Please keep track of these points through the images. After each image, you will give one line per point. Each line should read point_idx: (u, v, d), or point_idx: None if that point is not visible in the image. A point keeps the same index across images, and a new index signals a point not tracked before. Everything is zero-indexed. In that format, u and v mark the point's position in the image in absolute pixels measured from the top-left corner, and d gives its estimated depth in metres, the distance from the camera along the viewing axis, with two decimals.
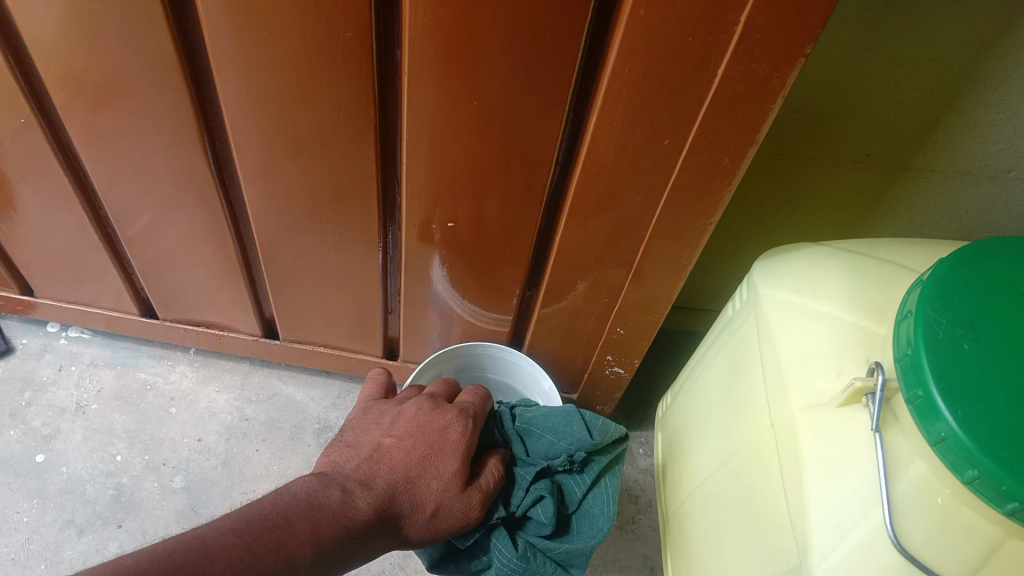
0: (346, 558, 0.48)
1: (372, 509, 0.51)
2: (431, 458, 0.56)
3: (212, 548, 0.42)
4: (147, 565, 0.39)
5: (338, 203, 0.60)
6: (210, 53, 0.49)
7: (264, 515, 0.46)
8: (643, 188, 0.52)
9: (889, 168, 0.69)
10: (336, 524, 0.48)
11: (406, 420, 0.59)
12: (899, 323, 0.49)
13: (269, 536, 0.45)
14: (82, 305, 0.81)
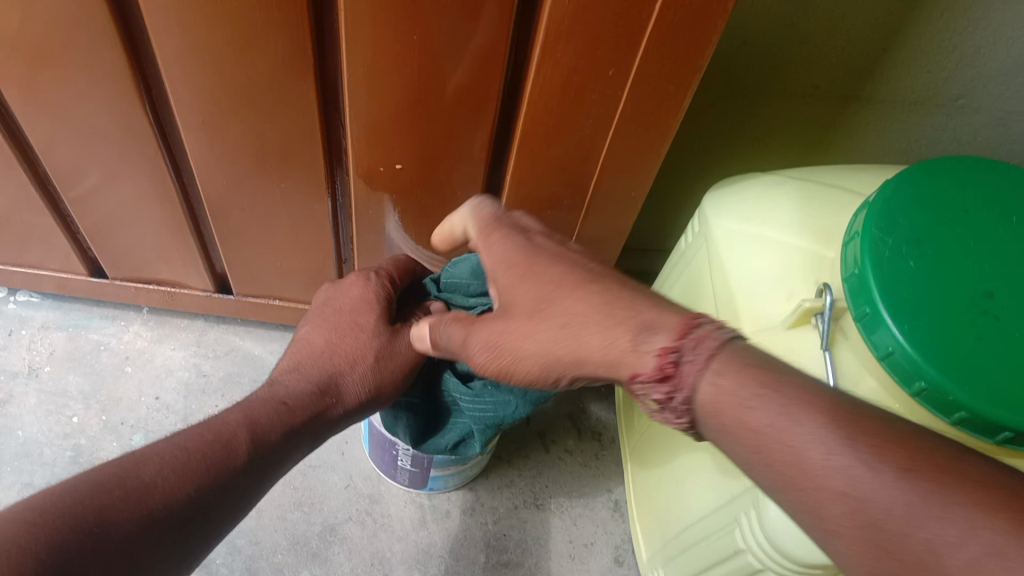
0: (291, 429, 0.53)
1: (304, 386, 0.56)
2: (345, 335, 0.59)
3: (147, 453, 0.45)
4: (84, 474, 0.42)
5: (284, 150, 0.59)
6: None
7: (195, 419, 0.50)
8: (591, 122, 0.52)
9: (836, 98, 0.69)
10: (268, 407, 0.53)
11: (319, 305, 0.62)
12: (846, 245, 0.49)
13: (205, 434, 0.48)
14: (29, 268, 0.79)
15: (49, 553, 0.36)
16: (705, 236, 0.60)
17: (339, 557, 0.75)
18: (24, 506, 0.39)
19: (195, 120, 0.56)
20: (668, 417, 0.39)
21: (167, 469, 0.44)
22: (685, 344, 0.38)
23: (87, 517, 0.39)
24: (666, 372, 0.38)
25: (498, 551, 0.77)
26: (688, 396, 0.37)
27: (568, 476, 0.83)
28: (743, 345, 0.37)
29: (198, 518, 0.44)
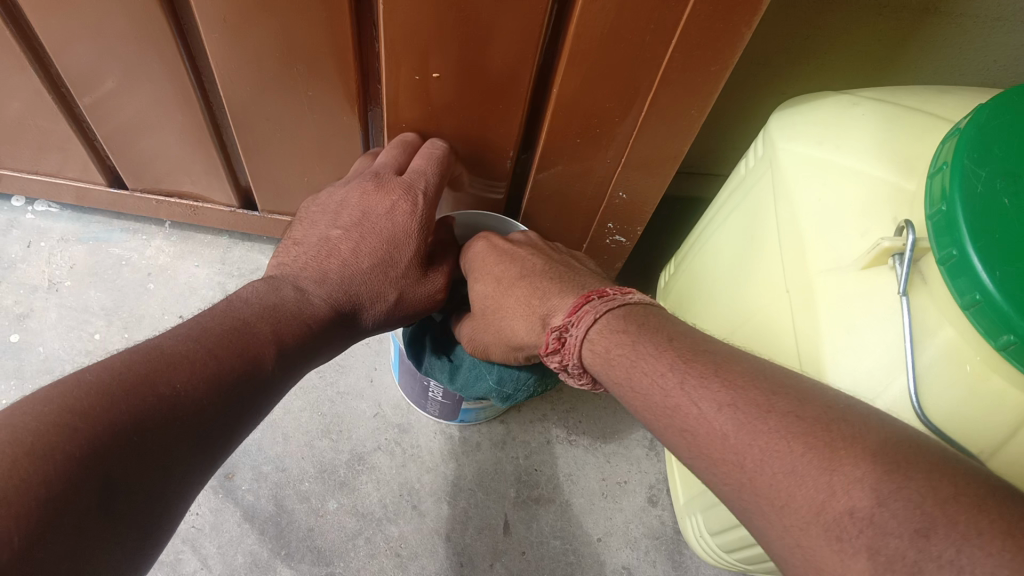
0: (309, 351, 0.49)
1: (329, 305, 0.53)
2: (386, 260, 0.56)
3: (172, 355, 0.41)
4: (108, 377, 0.37)
5: (310, 56, 0.54)
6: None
7: (220, 321, 0.45)
8: (652, 29, 0.46)
9: (913, 11, 0.61)
10: (295, 320, 0.49)
11: (353, 207, 0.57)
12: (931, 178, 0.44)
13: (230, 340, 0.44)
14: (47, 177, 0.76)
15: (91, 459, 0.33)
16: (770, 163, 0.55)
17: (367, 487, 0.73)
18: (54, 404, 0.34)
19: (214, 19, 0.52)
20: (574, 378, 0.47)
21: (196, 375, 0.40)
22: (569, 323, 0.46)
23: (126, 424, 0.36)
24: (562, 339, 0.46)
25: (529, 487, 0.74)
26: (577, 360, 0.45)
27: (603, 412, 0.80)
28: (623, 315, 0.44)
29: (222, 427, 0.41)
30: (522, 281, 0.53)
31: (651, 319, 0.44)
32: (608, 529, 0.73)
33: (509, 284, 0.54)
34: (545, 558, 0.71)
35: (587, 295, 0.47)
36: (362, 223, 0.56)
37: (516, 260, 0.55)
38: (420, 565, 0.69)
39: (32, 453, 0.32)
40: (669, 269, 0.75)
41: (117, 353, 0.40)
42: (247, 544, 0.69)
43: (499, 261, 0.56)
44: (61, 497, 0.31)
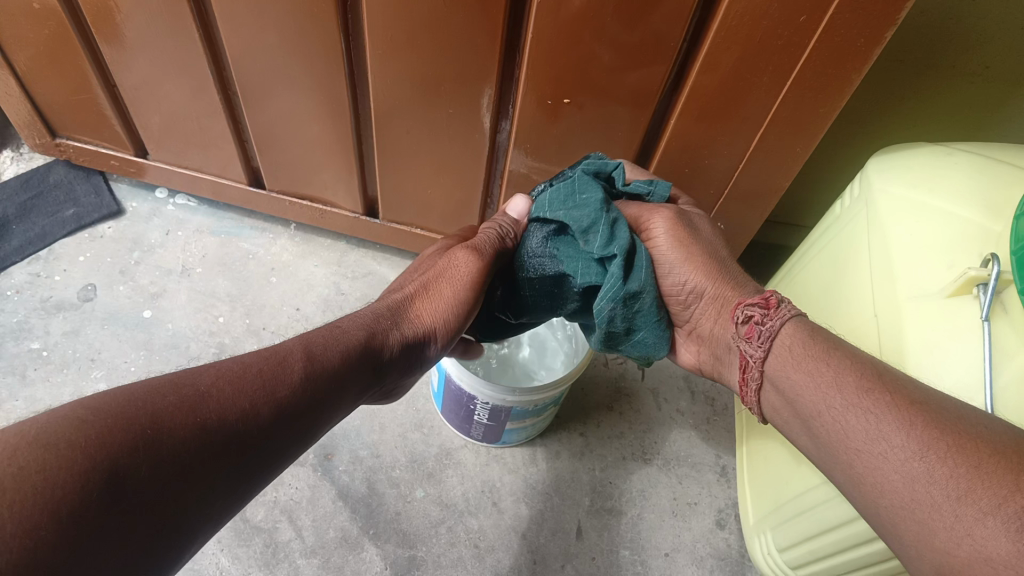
0: (336, 385, 0.44)
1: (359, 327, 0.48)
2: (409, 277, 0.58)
3: (165, 399, 0.35)
4: (94, 419, 0.32)
5: (459, 77, 0.61)
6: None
7: (235, 364, 0.40)
8: (771, 71, 0.53)
9: (1003, 82, 0.67)
10: (321, 351, 0.44)
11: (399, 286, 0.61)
12: (1017, 219, 0.49)
13: (246, 379, 0.39)
14: (193, 172, 0.84)
15: (96, 454, 0.31)
16: (865, 202, 0.61)
17: (451, 480, 0.78)
18: (34, 444, 0.30)
19: (383, 36, 0.59)
20: (752, 346, 0.46)
21: (222, 379, 0.38)
22: (784, 299, 0.47)
23: (109, 469, 0.31)
24: (769, 308, 0.47)
25: (603, 498, 0.79)
26: (778, 326, 0.45)
27: (677, 435, 0.84)
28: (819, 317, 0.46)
29: (263, 457, 0.39)
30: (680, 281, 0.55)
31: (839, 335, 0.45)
32: (676, 545, 0.77)
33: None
34: (614, 565, 0.75)
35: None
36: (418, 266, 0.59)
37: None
38: (496, 558, 0.74)
39: (32, 443, 0.30)
40: None
41: (155, 374, 0.37)
42: (339, 520, 0.75)
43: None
44: (57, 502, 0.29)
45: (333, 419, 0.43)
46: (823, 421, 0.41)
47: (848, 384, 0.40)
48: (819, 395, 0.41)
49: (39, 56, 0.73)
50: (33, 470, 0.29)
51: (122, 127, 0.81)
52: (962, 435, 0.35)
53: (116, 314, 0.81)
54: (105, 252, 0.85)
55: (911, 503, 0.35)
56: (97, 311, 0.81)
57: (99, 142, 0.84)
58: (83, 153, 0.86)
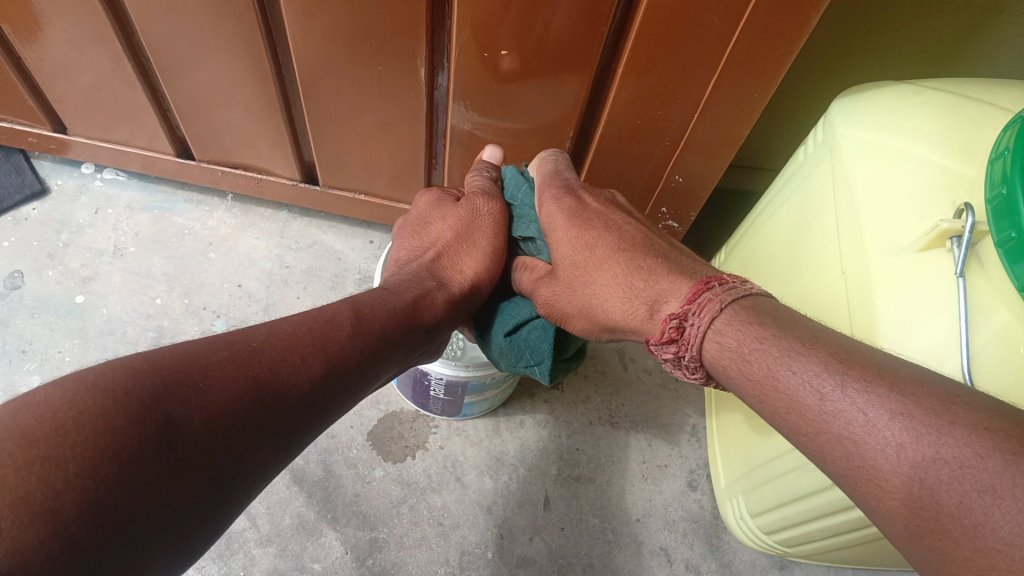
0: (369, 372, 0.44)
1: (408, 305, 0.50)
2: (429, 236, 0.60)
3: (210, 362, 0.36)
4: (130, 378, 0.32)
5: (385, 30, 0.56)
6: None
7: (249, 338, 0.39)
8: (721, 10, 0.48)
9: (975, 9, 0.62)
10: (345, 320, 0.44)
11: (413, 226, 0.62)
12: (992, 164, 0.45)
13: (280, 352, 0.39)
14: (117, 145, 0.79)
15: (151, 401, 0.32)
16: (830, 147, 0.57)
17: (411, 457, 0.75)
18: (87, 385, 0.31)
19: None
20: (685, 372, 0.41)
21: (274, 339, 0.40)
22: (688, 311, 0.40)
23: (156, 418, 0.32)
24: (682, 329, 0.40)
25: (570, 466, 0.76)
26: (697, 353, 0.40)
27: (645, 396, 0.81)
28: (750, 306, 0.39)
29: (301, 421, 0.39)
30: (625, 253, 0.49)
31: (783, 311, 0.39)
32: (647, 511, 0.74)
33: (605, 256, 0.50)
34: (584, 536, 0.72)
35: (701, 285, 0.41)
36: (426, 228, 0.61)
37: (612, 229, 0.51)
38: (461, 535, 0.71)
39: (96, 386, 0.31)
40: (719, 256, 0.76)
41: (208, 338, 0.38)
42: (295, 506, 0.71)
43: (595, 227, 0.52)
44: (122, 435, 0.30)
45: (374, 372, 0.45)
46: (773, 402, 0.36)
47: (803, 359, 0.35)
48: (766, 376, 0.36)
49: None
50: (98, 412, 0.30)
51: (35, 101, 0.75)
52: (940, 400, 0.31)
53: (45, 301, 0.76)
54: (31, 235, 0.80)
55: (889, 472, 0.30)
56: (24, 299, 0.76)
57: (13, 118, 0.78)
58: None
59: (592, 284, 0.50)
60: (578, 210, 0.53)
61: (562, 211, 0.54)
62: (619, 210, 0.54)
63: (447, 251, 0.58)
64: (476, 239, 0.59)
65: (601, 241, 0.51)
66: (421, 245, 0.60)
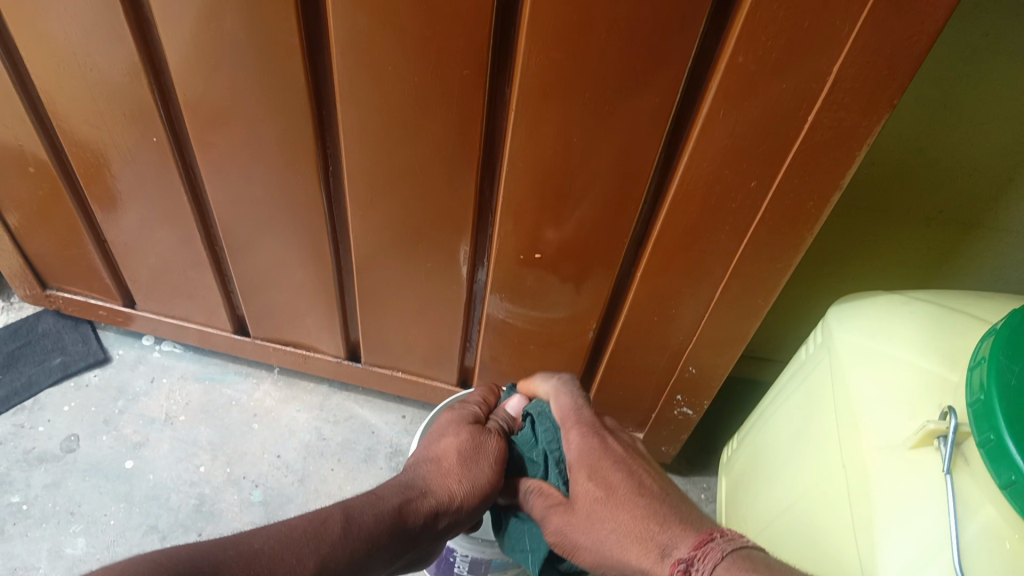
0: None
1: (398, 515, 0.55)
2: (434, 447, 0.63)
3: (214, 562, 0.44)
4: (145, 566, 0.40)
5: (435, 229, 0.64)
6: (334, 74, 0.54)
7: (248, 544, 0.47)
8: (728, 228, 0.55)
9: (960, 225, 0.70)
10: (338, 524, 0.51)
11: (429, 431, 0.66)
12: (972, 370, 0.51)
13: (273, 553, 0.47)
14: (179, 320, 0.86)
15: None
16: (828, 348, 0.63)
17: None
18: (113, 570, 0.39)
19: (362, 196, 0.62)
20: None
21: (272, 541, 0.48)
22: (695, 557, 0.48)
23: None
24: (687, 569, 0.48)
25: None
26: None
27: None
28: (746, 555, 0.47)
29: None
30: (641, 499, 0.55)
31: (771, 563, 0.47)
32: None
33: (626, 496, 0.55)
34: None
35: (707, 537, 0.49)
36: (434, 438, 0.64)
37: (632, 474, 0.57)
38: None
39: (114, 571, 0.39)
40: (732, 443, 0.81)
41: (220, 539, 0.47)
42: None
43: (619, 469, 0.57)
44: None
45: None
46: None
47: None
48: None
49: (34, 215, 0.76)
50: None
51: (111, 279, 0.83)
52: None
53: (97, 465, 0.81)
54: (90, 400, 0.86)
55: None
56: (78, 462, 0.81)
57: (89, 292, 0.86)
58: (74, 304, 0.88)
59: (606, 518, 0.55)
60: (608, 447, 0.58)
61: (592, 445, 0.58)
62: (639, 455, 0.59)
63: (439, 466, 0.61)
64: (475, 459, 0.61)
65: (622, 483, 0.56)
66: (428, 453, 0.63)
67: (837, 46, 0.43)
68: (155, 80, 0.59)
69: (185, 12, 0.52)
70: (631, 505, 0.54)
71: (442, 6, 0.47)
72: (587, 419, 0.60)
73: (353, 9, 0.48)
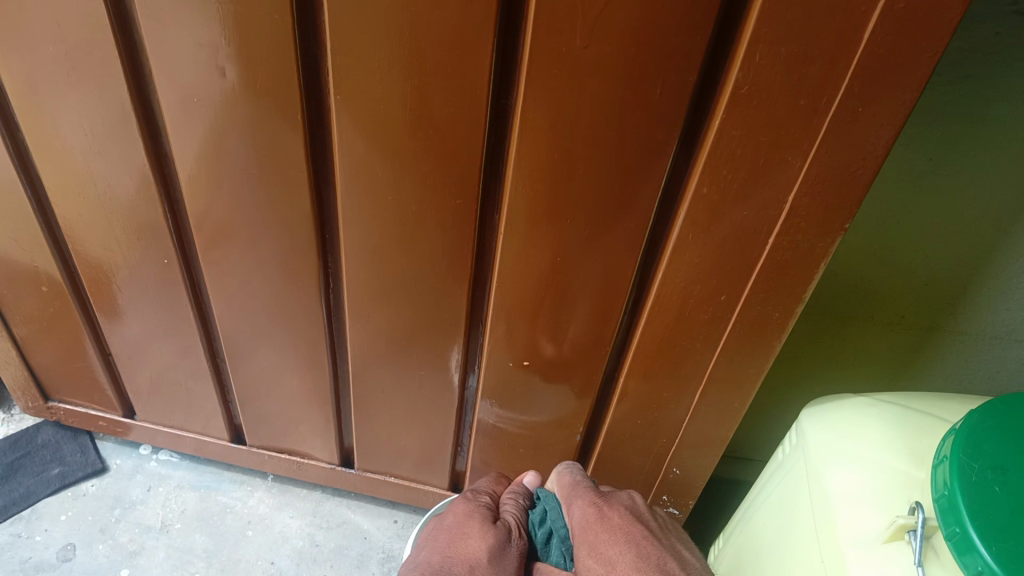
0: None
1: None
2: (463, 546, 0.65)
3: None
4: None
5: (429, 339, 0.68)
6: (338, 199, 0.58)
7: None
8: (702, 337, 0.59)
9: (923, 329, 0.74)
10: None
11: (448, 525, 0.68)
12: (936, 467, 0.54)
13: None
14: (177, 429, 0.89)
15: None
16: (802, 448, 0.66)
17: None
18: None
19: (361, 308, 0.66)
20: None
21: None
22: None
23: None
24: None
25: None
26: None
27: None
28: None
29: None
30: (638, 572, 0.59)
31: None
32: None
33: (624, 571, 0.60)
34: None
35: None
36: (461, 538, 0.66)
37: (631, 545, 0.62)
38: None
39: None
40: (718, 543, 0.83)
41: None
42: None
43: (617, 542, 0.62)
44: None
45: None
46: None
47: None
48: None
49: (42, 330, 0.80)
50: None
51: (112, 390, 0.86)
52: None
53: (93, 574, 0.82)
54: (86, 510, 0.88)
55: None
56: (74, 571, 0.82)
57: (90, 403, 0.89)
58: (74, 414, 0.90)
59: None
60: (605, 520, 0.64)
61: (591, 520, 0.64)
62: (636, 521, 0.65)
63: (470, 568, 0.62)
64: (504, 564, 0.64)
65: (621, 557, 0.61)
66: (455, 551, 0.64)
67: (791, 178, 0.48)
68: (169, 204, 0.63)
69: (201, 147, 0.57)
70: None
71: (437, 141, 0.52)
72: (588, 496, 0.66)
73: (356, 143, 0.54)
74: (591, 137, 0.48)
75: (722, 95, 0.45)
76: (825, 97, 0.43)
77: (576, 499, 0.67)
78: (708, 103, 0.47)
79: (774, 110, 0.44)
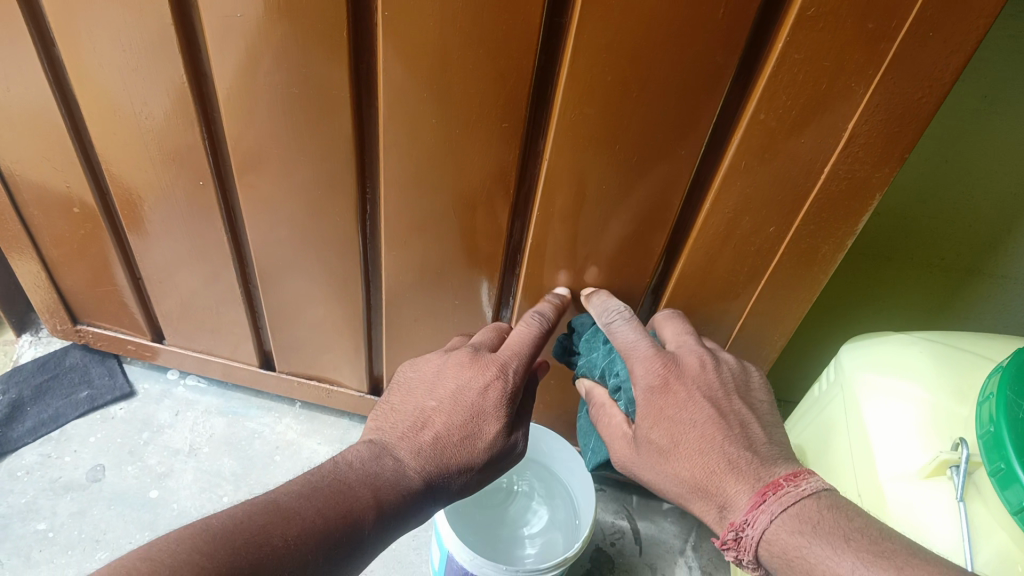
0: (400, 522, 0.53)
1: (417, 490, 0.55)
2: (468, 428, 0.57)
3: (286, 509, 0.48)
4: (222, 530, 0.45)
5: (466, 268, 0.67)
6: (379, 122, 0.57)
7: (329, 484, 0.51)
8: (746, 270, 0.59)
9: (963, 270, 0.73)
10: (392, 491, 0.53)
11: (451, 380, 0.59)
12: (981, 404, 0.53)
13: (335, 499, 0.50)
14: (206, 355, 0.89)
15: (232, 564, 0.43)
16: (840, 383, 0.65)
17: None
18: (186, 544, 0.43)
19: (395, 236, 0.66)
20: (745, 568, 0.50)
21: (305, 530, 0.47)
22: (744, 522, 0.48)
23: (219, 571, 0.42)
24: (739, 538, 0.49)
25: None
26: (752, 556, 0.48)
27: None
28: (819, 503, 0.47)
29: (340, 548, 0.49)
30: (707, 452, 0.51)
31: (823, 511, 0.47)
32: None
33: (692, 457, 0.52)
34: None
35: (763, 490, 0.48)
36: (465, 401, 0.58)
37: (698, 424, 0.52)
38: None
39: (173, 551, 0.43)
40: None
41: (246, 505, 0.48)
42: None
43: (685, 415, 0.53)
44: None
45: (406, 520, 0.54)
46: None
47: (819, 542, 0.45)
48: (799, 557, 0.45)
49: (71, 253, 0.79)
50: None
51: (141, 314, 0.86)
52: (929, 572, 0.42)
53: (122, 495, 0.83)
54: (115, 432, 0.89)
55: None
56: (103, 491, 0.83)
57: (120, 327, 0.89)
58: (103, 338, 0.91)
59: (673, 468, 0.53)
60: (669, 388, 0.54)
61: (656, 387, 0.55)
62: (710, 379, 0.55)
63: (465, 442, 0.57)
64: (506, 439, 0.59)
65: (688, 437, 0.52)
66: (456, 419, 0.57)
67: (853, 103, 0.46)
68: (205, 126, 0.62)
69: (239, 67, 0.55)
70: (699, 457, 0.51)
71: (484, 61, 0.50)
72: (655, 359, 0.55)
73: (400, 64, 0.52)
74: (646, 61, 0.47)
75: (786, 18, 0.43)
76: (895, 21, 0.42)
77: (636, 353, 0.56)
78: (771, 26, 0.45)
79: (840, 35, 0.43)
